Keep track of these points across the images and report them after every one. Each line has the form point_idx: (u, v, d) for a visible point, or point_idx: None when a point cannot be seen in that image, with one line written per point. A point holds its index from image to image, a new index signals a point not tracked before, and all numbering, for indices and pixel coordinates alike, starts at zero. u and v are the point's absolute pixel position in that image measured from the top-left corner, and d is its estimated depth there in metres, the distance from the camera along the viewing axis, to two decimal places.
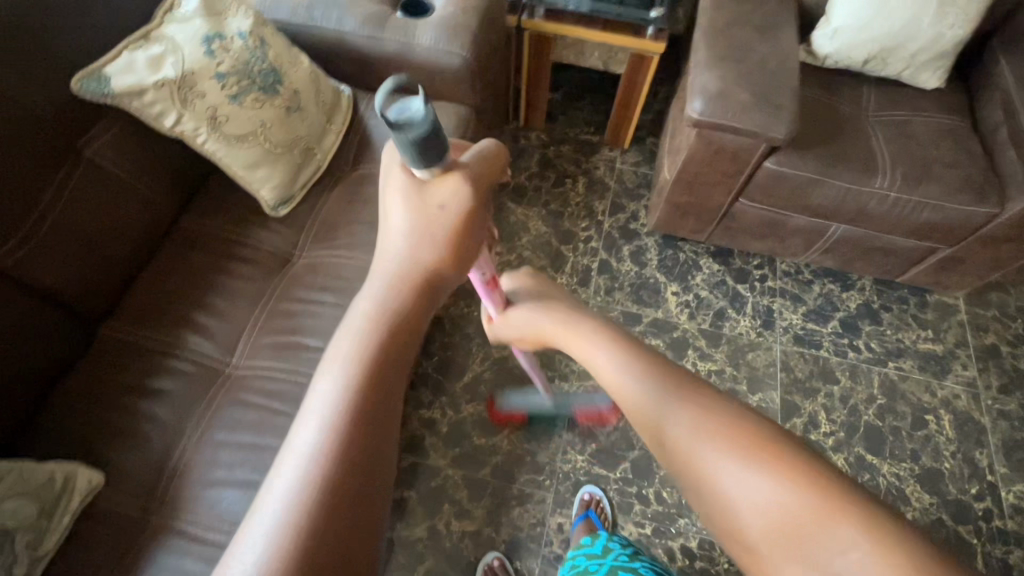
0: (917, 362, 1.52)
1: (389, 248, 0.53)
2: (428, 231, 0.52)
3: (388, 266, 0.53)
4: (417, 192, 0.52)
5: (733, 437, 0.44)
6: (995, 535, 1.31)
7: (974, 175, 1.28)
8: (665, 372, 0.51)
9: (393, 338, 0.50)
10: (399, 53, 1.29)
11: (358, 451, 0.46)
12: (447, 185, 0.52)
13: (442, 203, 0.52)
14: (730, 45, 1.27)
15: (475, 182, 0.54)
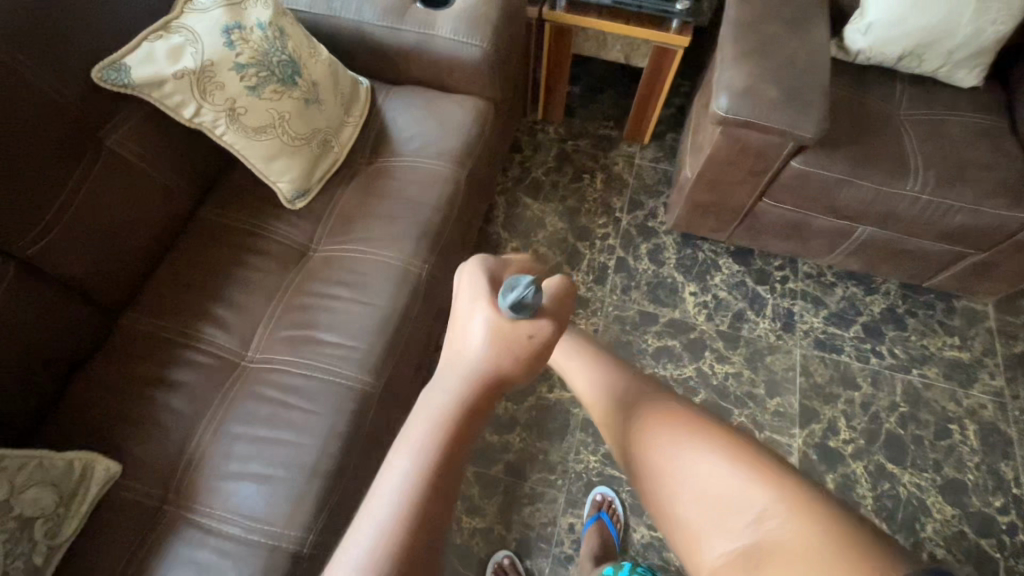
0: (942, 369, 1.48)
1: (461, 360, 0.48)
2: (506, 346, 0.48)
3: (459, 375, 0.47)
4: (502, 315, 0.48)
5: (685, 433, 0.52)
6: (1019, 550, 1.27)
7: (1011, 178, 1.23)
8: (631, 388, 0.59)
9: (470, 418, 0.46)
10: (419, 45, 1.27)
11: (429, 531, 0.41)
12: (538, 316, 0.49)
13: (531, 333, 0.48)
14: (759, 39, 1.23)
15: (562, 311, 0.51)
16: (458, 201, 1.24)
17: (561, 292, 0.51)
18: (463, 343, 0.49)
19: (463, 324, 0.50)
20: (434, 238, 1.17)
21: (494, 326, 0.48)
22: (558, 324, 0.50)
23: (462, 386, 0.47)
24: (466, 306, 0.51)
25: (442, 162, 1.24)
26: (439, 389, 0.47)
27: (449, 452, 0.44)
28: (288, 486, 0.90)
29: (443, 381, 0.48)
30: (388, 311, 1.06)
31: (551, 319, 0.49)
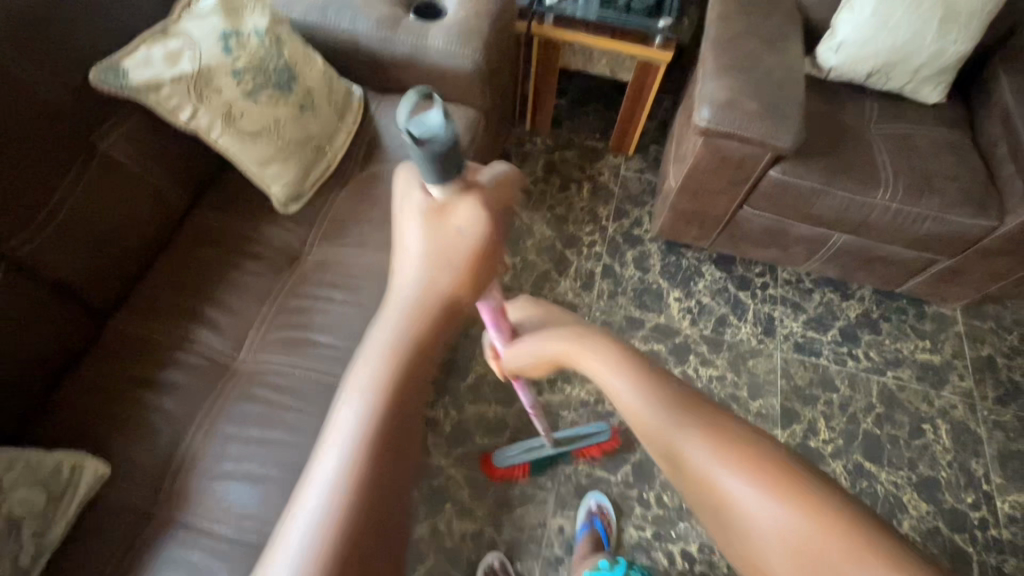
0: (915, 371, 1.54)
1: (404, 273, 0.53)
2: (443, 254, 0.53)
3: (402, 298, 0.52)
4: (434, 215, 0.53)
5: (711, 431, 0.43)
6: (991, 543, 1.32)
7: (974, 188, 1.30)
8: (647, 366, 0.50)
9: (421, 342, 0.51)
10: (412, 55, 1.30)
11: (385, 445, 0.49)
12: (466, 206, 0.53)
13: (460, 226, 0.53)
14: (737, 55, 1.29)
15: (491, 203, 0.55)
16: None
17: (485, 177, 0.55)
18: (404, 260, 0.53)
19: (400, 232, 0.55)
20: None
21: (427, 228, 0.53)
22: (490, 209, 0.55)
23: (408, 306, 0.51)
24: (401, 216, 0.56)
25: None
26: (384, 323, 0.52)
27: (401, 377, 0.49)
28: (281, 485, 0.90)
29: (390, 317, 0.51)
30: None
31: (474, 202, 0.53)
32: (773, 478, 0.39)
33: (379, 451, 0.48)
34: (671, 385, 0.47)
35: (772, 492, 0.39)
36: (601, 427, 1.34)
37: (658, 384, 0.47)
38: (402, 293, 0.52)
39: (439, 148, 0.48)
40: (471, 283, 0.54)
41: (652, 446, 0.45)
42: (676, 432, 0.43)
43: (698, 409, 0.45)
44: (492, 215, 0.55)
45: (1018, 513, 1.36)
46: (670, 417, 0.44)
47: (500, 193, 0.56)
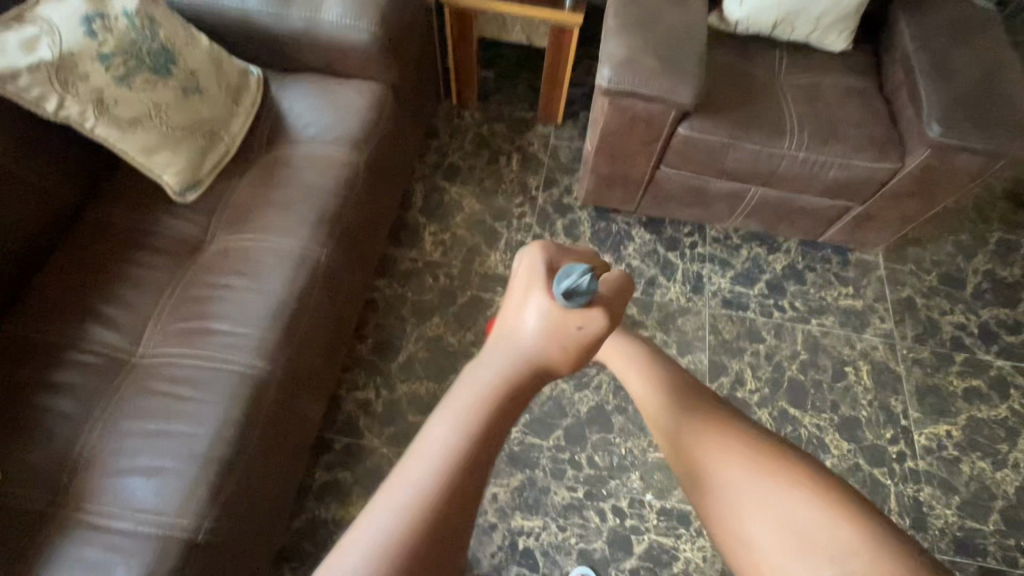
0: (838, 317, 1.58)
1: (512, 340, 0.47)
2: (562, 338, 0.48)
3: (503, 357, 0.46)
4: (559, 309, 0.48)
5: (770, 466, 0.55)
6: (907, 475, 1.38)
7: (877, 133, 1.32)
8: (681, 384, 0.66)
9: (515, 394, 0.44)
10: (307, 32, 1.26)
11: (474, 486, 0.39)
12: (589, 311, 0.48)
13: (580, 325, 0.48)
14: (638, 12, 1.27)
15: (612, 313, 0.51)
16: (358, 185, 1.24)
17: (609, 288, 0.52)
18: (523, 332, 0.48)
19: (518, 313, 0.50)
20: (332, 222, 1.17)
21: (554, 316, 0.48)
22: (612, 317, 0.50)
23: (506, 367, 0.45)
24: (523, 294, 0.51)
25: (339, 148, 1.24)
26: (482, 369, 0.45)
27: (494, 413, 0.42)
28: (181, 476, 0.89)
29: (492, 358, 0.46)
30: (282, 296, 1.06)
31: (602, 310, 0.49)
32: (788, 479, 0.54)
33: (464, 474, 0.39)
34: (703, 408, 0.62)
35: (772, 480, 0.54)
36: None
37: (674, 391, 0.65)
38: (507, 354, 0.47)
39: (579, 285, 0.48)
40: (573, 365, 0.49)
41: (674, 455, 0.60)
42: (691, 440, 0.59)
43: (724, 425, 0.59)
44: (612, 319, 0.50)
45: (934, 444, 1.42)
46: (679, 423, 0.61)
47: (616, 300, 0.52)
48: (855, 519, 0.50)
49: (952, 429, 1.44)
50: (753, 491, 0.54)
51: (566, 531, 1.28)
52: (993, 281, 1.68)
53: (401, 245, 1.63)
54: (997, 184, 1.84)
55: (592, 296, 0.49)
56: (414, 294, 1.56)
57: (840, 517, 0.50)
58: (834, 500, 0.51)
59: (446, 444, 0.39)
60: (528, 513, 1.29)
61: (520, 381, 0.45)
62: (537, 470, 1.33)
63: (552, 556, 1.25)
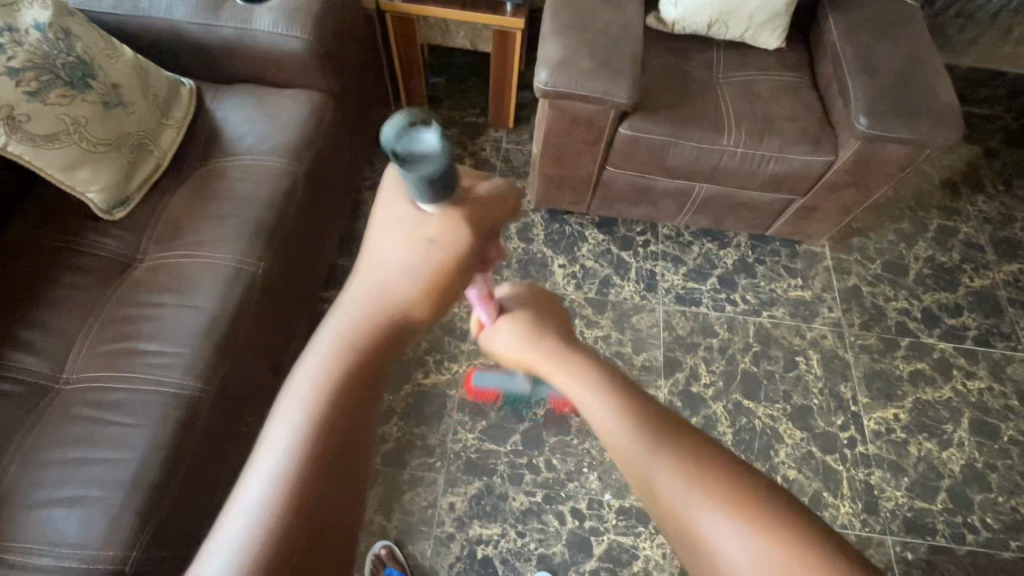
0: (788, 308, 1.61)
1: (372, 288, 0.54)
2: (418, 275, 0.55)
3: (365, 293, 0.53)
4: (416, 219, 0.56)
5: (692, 467, 0.45)
6: (858, 460, 1.41)
7: (811, 126, 1.35)
8: (616, 379, 0.52)
9: (375, 346, 0.51)
10: (238, 41, 1.24)
11: (344, 423, 0.47)
12: (442, 226, 0.55)
13: (430, 238, 0.55)
14: (573, 14, 1.29)
15: (467, 221, 0.56)
16: (298, 194, 1.21)
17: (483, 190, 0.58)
18: (379, 275, 0.54)
19: (381, 241, 0.57)
20: (269, 234, 1.14)
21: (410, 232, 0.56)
22: (469, 224, 0.56)
23: (359, 319, 0.52)
24: (386, 221, 0.57)
25: (277, 158, 1.22)
26: (338, 320, 0.51)
27: (350, 373, 0.49)
28: (104, 506, 0.85)
29: (352, 302, 0.53)
30: (216, 312, 1.03)
31: (451, 215, 0.55)
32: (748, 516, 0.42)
33: (323, 435, 0.46)
34: (640, 401, 0.50)
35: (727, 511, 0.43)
36: None
37: (630, 412, 0.49)
38: (362, 291, 0.54)
39: (429, 176, 0.50)
40: (435, 302, 0.56)
41: (635, 479, 0.47)
42: (658, 471, 0.45)
43: (667, 436, 0.47)
44: (466, 227, 0.56)
45: (882, 428, 1.46)
46: (645, 445, 0.46)
47: (479, 206, 0.57)
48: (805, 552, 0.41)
49: (900, 413, 1.48)
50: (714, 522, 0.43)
51: (525, 536, 1.26)
52: (934, 267, 1.73)
53: (352, 255, 1.60)
54: (934, 174, 1.91)
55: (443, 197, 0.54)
56: None
57: (770, 533, 0.41)
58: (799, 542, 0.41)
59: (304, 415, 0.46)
60: (486, 521, 1.27)
61: (375, 329, 0.51)
62: (495, 477, 1.32)
63: (512, 563, 1.24)
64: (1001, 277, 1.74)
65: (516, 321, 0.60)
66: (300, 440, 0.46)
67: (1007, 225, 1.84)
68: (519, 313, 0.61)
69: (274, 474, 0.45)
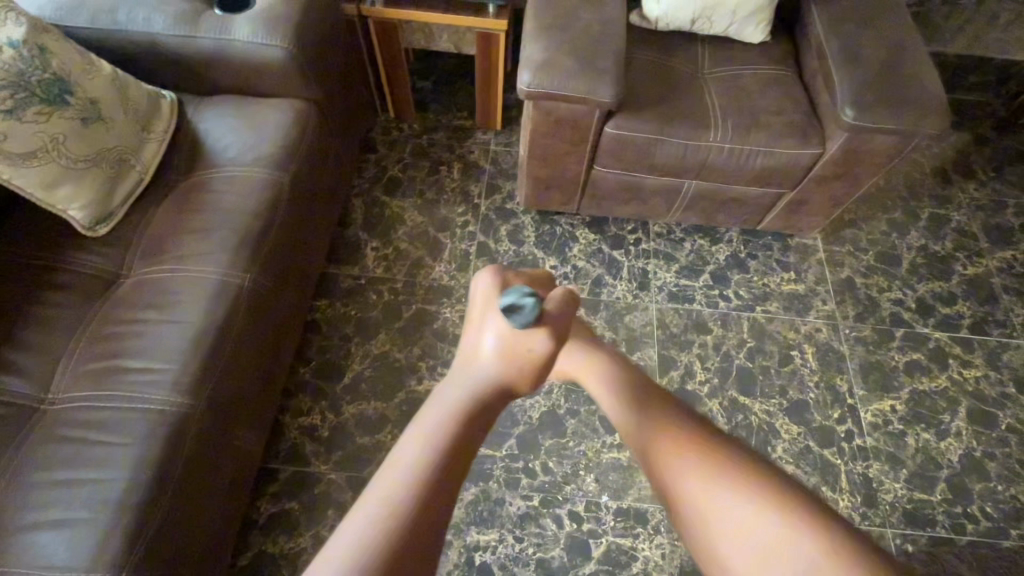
0: (782, 303, 1.60)
1: (474, 366, 0.53)
2: (516, 360, 0.52)
3: (465, 385, 0.50)
4: (512, 331, 0.52)
5: (694, 442, 0.51)
6: (856, 453, 1.40)
7: (798, 119, 1.34)
8: (632, 381, 0.59)
9: (478, 413, 0.48)
10: (216, 52, 1.23)
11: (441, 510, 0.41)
12: (536, 333, 0.53)
13: (531, 346, 0.53)
14: (554, 15, 1.28)
15: (559, 329, 0.54)
16: (284, 204, 1.21)
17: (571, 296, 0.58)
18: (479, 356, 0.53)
19: (476, 341, 0.55)
20: (254, 245, 1.13)
21: (503, 339, 0.52)
22: (558, 337, 0.54)
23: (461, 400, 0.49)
24: (478, 318, 0.56)
25: (261, 169, 1.21)
26: (441, 400, 0.49)
27: (462, 431, 0.46)
28: (92, 527, 0.84)
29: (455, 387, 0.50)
30: (202, 327, 1.02)
31: (548, 330, 0.53)
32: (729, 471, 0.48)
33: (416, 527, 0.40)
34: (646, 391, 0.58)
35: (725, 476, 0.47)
36: None
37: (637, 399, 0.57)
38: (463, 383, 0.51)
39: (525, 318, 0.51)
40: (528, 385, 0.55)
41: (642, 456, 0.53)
42: (658, 448, 0.51)
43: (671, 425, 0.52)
44: (559, 337, 0.55)
45: (880, 420, 1.45)
46: (641, 415, 0.55)
47: (566, 315, 0.56)
48: (781, 500, 0.45)
49: (896, 404, 1.47)
50: (702, 483, 0.48)
51: (523, 541, 1.25)
52: (927, 256, 1.73)
53: (342, 263, 1.60)
54: (925, 163, 1.90)
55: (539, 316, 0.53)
56: (358, 312, 1.52)
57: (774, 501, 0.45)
58: (787, 502, 0.45)
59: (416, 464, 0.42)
60: (483, 527, 1.26)
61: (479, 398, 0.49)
62: (491, 482, 1.31)
63: (510, 569, 1.23)
64: (995, 264, 1.73)
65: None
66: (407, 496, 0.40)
67: (1000, 211, 1.83)
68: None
69: (370, 532, 0.38)
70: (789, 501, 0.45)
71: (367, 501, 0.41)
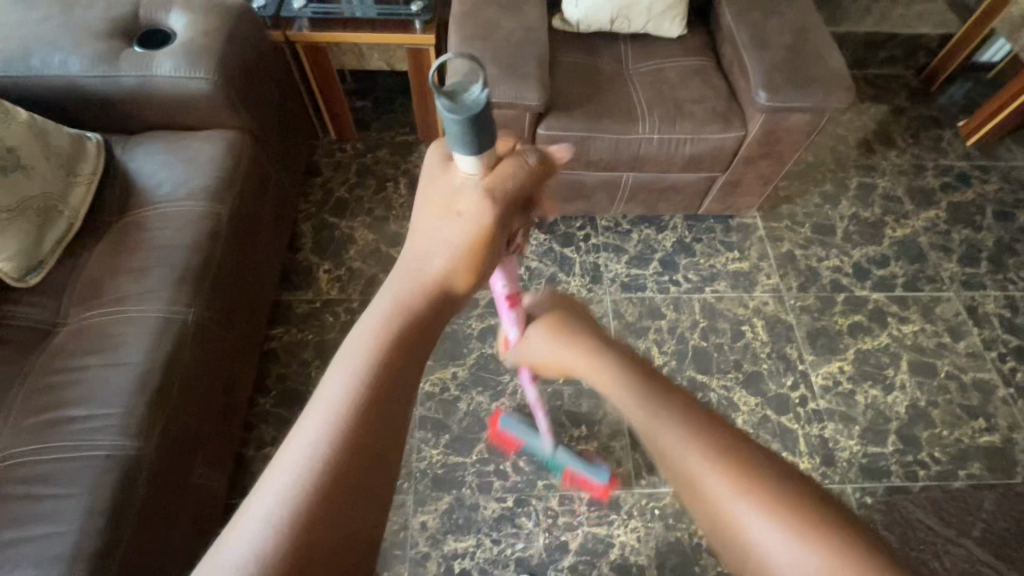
0: (729, 281, 1.67)
1: (412, 271, 0.51)
2: (456, 252, 0.53)
3: (407, 281, 0.50)
4: (456, 188, 0.54)
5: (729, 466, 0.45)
6: (811, 416, 1.46)
7: (719, 105, 1.41)
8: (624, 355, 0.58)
9: (411, 332, 0.47)
10: (139, 89, 1.22)
11: (393, 395, 0.44)
12: (477, 191, 0.54)
13: (466, 206, 0.54)
14: (475, 26, 1.31)
15: (498, 193, 0.55)
16: (224, 236, 1.19)
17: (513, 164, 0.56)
18: (424, 257, 0.53)
19: (426, 223, 0.55)
20: (196, 278, 1.12)
21: (451, 198, 0.54)
22: (498, 194, 0.54)
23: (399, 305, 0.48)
24: (433, 199, 0.56)
25: (197, 201, 1.20)
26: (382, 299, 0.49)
27: (399, 344, 0.46)
28: None
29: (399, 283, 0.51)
30: (146, 367, 1.00)
31: (488, 185, 0.54)
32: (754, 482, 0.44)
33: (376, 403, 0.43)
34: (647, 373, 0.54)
35: (782, 518, 0.42)
36: (601, 469, 1.29)
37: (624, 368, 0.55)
38: (407, 277, 0.51)
39: (462, 117, 0.47)
40: (473, 269, 0.54)
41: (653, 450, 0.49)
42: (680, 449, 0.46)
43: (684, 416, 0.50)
44: (498, 200, 0.55)
45: (831, 382, 1.52)
46: (661, 418, 0.48)
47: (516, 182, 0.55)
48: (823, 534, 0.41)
49: (844, 365, 1.55)
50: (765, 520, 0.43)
51: (501, 543, 1.26)
52: (859, 223, 1.82)
53: (295, 288, 1.59)
54: (849, 137, 2.01)
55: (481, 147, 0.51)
56: (315, 336, 1.51)
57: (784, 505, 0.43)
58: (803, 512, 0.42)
59: (330, 430, 0.41)
60: (459, 535, 1.27)
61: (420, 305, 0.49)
62: (464, 488, 1.31)
63: (490, 572, 1.23)
64: (921, 224, 1.84)
65: (542, 325, 0.70)
66: (317, 464, 0.40)
67: (921, 175, 1.95)
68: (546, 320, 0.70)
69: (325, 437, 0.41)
70: (835, 536, 0.41)
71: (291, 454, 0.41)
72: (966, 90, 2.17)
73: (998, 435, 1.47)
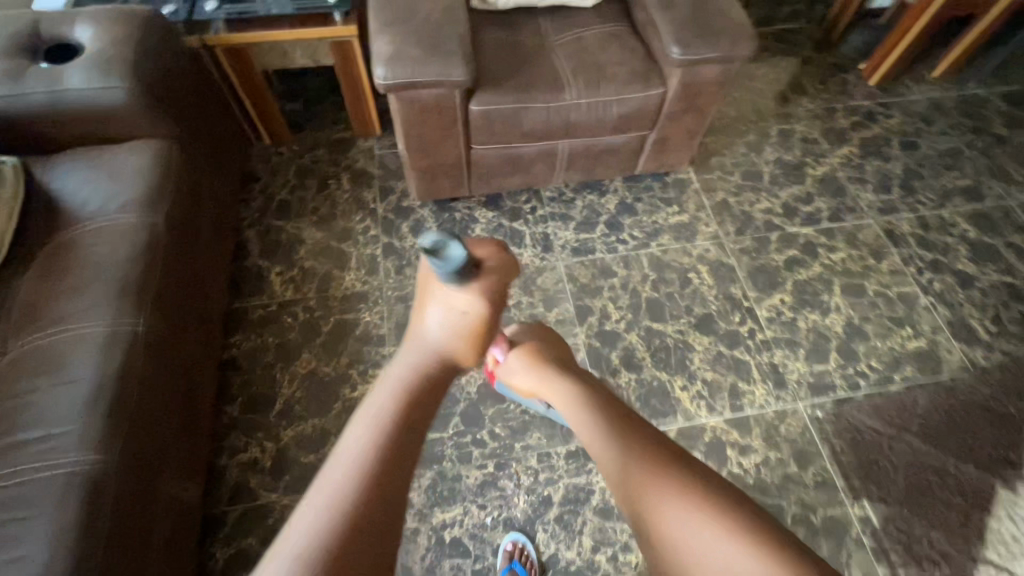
0: (672, 234, 1.75)
1: (423, 343, 0.69)
2: (454, 335, 0.68)
3: (416, 355, 0.68)
4: (447, 295, 0.65)
5: (670, 487, 0.66)
6: (760, 346, 1.57)
7: (639, 65, 1.48)
8: (598, 412, 0.81)
9: (418, 397, 0.65)
10: (52, 105, 1.18)
11: (406, 442, 0.60)
12: (467, 299, 0.65)
13: (463, 309, 0.66)
14: (394, 11, 1.33)
15: (488, 296, 0.66)
16: (165, 245, 1.17)
17: (493, 262, 0.66)
18: (427, 338, 0.69)
19: (427, 313, 0.68)
20: (141, 289, 1.09)
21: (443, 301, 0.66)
22: (486, 299, 0.66)
23: (412, 373, 0.67)
24: (433, 292, 0.67)
25: (131, 213, 1.17)
26: (403, 363, 0.69)
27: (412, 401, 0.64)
28: None
29: (410, 355, 0.69)
30: (99, 382, 0.98)
31: (478, 293, 0.65)
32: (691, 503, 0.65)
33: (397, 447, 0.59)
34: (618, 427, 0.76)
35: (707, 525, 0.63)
36: None
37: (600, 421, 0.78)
38: (418, 354, 0.69)
39: (450, 267, 0.59)
40: (472, 344, 0.71)
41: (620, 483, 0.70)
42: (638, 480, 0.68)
43: (645, 456, 0.70)
44: (489, 301, 0.66)
45: (774, 314, 1.63)
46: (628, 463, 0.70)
47: (498, 272, 0.66)
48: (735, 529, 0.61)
49: (785, 296, 1.66)
50: (687, 521, 0.63)
51: (487, 507, 1.30)
52: (783, 166, 1.95)
53: (249, 295, 1.57)
54: (766, 89, 2.14)
55: (469, 270, 0.62)
56: (275, 339, 1.50)
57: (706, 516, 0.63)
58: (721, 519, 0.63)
59: (363, 456, 0.58)
60: (446, 506, 1.29)
61: (423, 377, 0.67)
62: (445, 462, 1.34)
63: (480, 536, 1.27)
64: (838, 160, 1.98)
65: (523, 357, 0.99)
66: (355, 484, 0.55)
67: (833, 117, 2.10)
68: (524, 349, 0.99)
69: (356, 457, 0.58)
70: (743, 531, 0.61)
71: (336, 475, 0.57)
72: (864, 37, 2.35)
73: (924, 339, 1.61)
